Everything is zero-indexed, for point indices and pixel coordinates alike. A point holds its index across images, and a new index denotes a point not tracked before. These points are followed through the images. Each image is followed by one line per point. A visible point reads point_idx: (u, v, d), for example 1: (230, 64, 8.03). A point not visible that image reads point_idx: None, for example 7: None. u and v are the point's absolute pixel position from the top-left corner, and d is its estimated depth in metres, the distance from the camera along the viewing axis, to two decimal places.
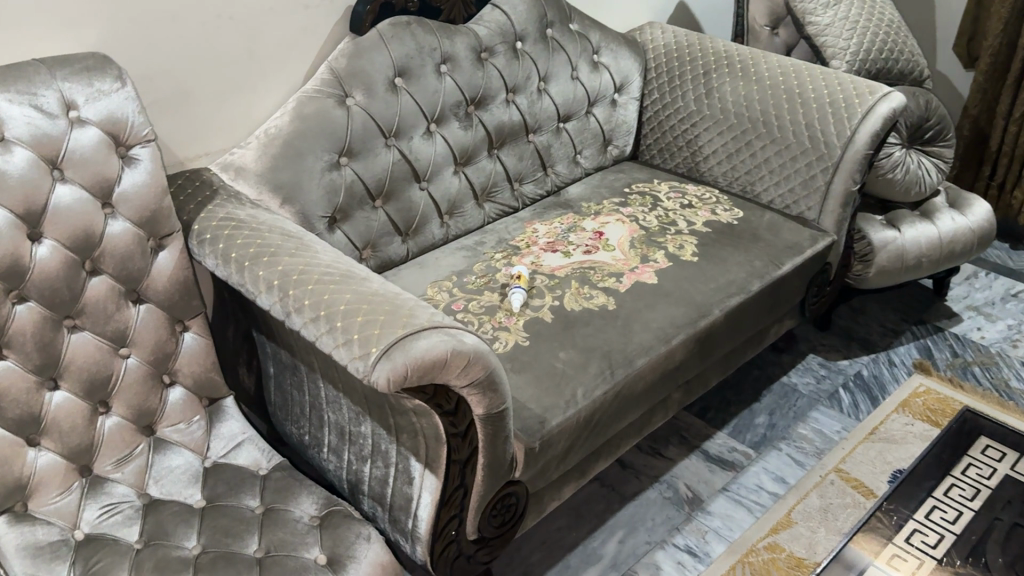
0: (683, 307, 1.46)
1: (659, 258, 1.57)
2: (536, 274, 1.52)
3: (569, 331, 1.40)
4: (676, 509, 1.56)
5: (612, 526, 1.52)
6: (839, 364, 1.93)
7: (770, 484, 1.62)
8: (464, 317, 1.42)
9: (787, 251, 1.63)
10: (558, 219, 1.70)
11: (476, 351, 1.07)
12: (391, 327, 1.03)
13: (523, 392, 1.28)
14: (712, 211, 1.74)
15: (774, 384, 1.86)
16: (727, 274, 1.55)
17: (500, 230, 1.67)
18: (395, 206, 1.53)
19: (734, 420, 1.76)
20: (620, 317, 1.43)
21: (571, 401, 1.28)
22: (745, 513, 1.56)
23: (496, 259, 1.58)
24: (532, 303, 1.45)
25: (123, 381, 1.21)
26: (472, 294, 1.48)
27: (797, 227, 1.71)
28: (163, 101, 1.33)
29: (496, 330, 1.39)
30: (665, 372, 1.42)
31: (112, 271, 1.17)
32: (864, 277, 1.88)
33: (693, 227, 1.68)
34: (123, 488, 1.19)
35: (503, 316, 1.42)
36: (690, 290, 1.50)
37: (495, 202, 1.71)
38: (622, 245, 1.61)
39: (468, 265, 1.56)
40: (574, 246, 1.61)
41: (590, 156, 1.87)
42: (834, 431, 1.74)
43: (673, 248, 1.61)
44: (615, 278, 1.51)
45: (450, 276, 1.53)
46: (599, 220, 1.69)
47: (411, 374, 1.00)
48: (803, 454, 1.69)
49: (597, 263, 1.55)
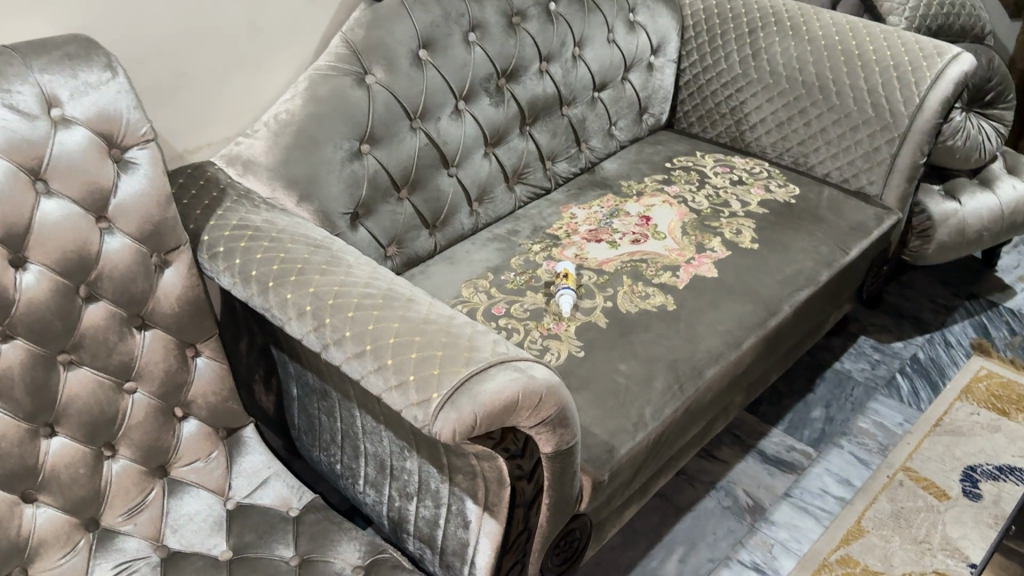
0: (750, 304, 1.32)
1: (717, 247, 1.42)
2: (582, 269, 1.37)
3: (627, 337, 1.25)
4: (737, 520, 1.44)
5: (670, 542, 1.40)
6: (892, 346, 1.80)
7: (834, 487, 1.50)
8: (507, 324, 1.26)
9: (853, 233, 1.49)
10: (598, 201, 1.54)
11: (547, 386, 0.92)
12: (452, 365, 0.87)
13: (585, 414, 1.13)
14: (765, 188, 1.58)
15: (826, 372, 1.73)
16: (791, 263, 1.40)
17: (534, 216, 1.51)
18: (422, 196, 1.37)
19: (789, 414, 1.63)
20: (683, 319, 1.28)
21: (640, 423, 1.13)
22: (812, 522, 1.44)
23: (535, 251, 1.42)
24: (583, 305, 1.30)
25: (130, 419, 1.04)
26: (514, 294, 1.32)
27: (859, 204, 1.56)
28: (157, 87, 1.14)
29: (546, 338, 1.24)
30: (731, 379, 1.28)
31: (111, 296, 1.00)
32: (922, 253, 1.74)
33: (749, 209, 1.52)
34: (137, 542, 1.04)
35: (552, 322, 1.26)
36: (754, 284, 1.35)
37: (527, 184, 1.54)
38: (673, 232, 1.45)
39: (505, 260, 1.40)
40: (620, 235, 1.45)
41: (625, 127, 1.71)
42: (896, 424, 1.62)
43: (730, 234, 1.45)
44: (671, 273, 1.36)
45: (486, 273, 1.37)
46: (643, 202, 1.53)
47: (480, 422, 0.85)
48: (866, 452, 1.56)
49: (649, 255, 1.40)
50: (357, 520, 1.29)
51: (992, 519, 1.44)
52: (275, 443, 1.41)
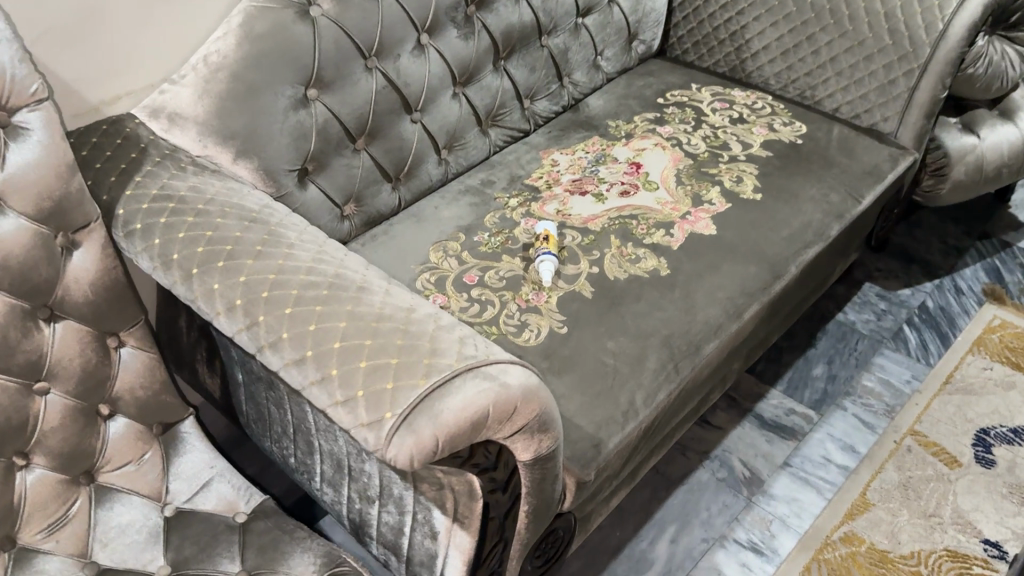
0: (753, 267, 1.17)
1: (716, 200, 1.27)
2: (565, 228, 1.22)
3: (616, 308, 1.11)
4: (733, 494, 1.33)
5: (661, 521, 1.30)
6: (899, 294, 1.67)
7: (837, 454, 1.39)
8: (480, 295, 1.13)
9: (865, 178, 1.33)
10: (582, 146, 1.38)
11: (523, 392, 0.78)
12: (410, 376, 0.72)
13: (569, 402, 1.00)
14: (769, 127, 1.42)
15: (828, 324, 1.60)
16: (797, 216, 1.26)
17: (511, 163, 1.36)
18: (381, 146, 1.20)
19: (789, 372, 1.52)
20: (679, 286, 1.14)
21: (630, 412, 1.00)
22: (814, 494, 1.33)
23: (511, 207, 1.27)
24: (566, 272, 1.15)
25: (45, 425, 0.89)
26: (487, 260, 1.17)
27: (872, 145, 1.40)
28: (59, 27, 0.96)
29: (524, 312, 1.10)
30: (731, 351, 1.15)
31: (8, 287, 0.83)
32: (937, 194, 1.61)
33: (750, 151, 1.36)
34: (59, 561, 0.91)
35: (531, 292, 1.12)
36: (757, 242, 1.21)
37: (502, 126, 1.38)
38: (666, 182, 1.29)
39: (478, 218, 1.25)
40: (607, 185, 1.29)
41: (613, 57, 1.53)
42: (903, 381, 1.50)
43: (729, 182, 1.30)
44: (665, 231, 1.21)
45: (457, 234, 1.22)
46: (633, 146, 1.37)
47: (443, 447, 0.71)
48: (872, 414, 1.45)
49: (640, 209, 1.24)
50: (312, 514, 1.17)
51: (1006, 488, 1.34)
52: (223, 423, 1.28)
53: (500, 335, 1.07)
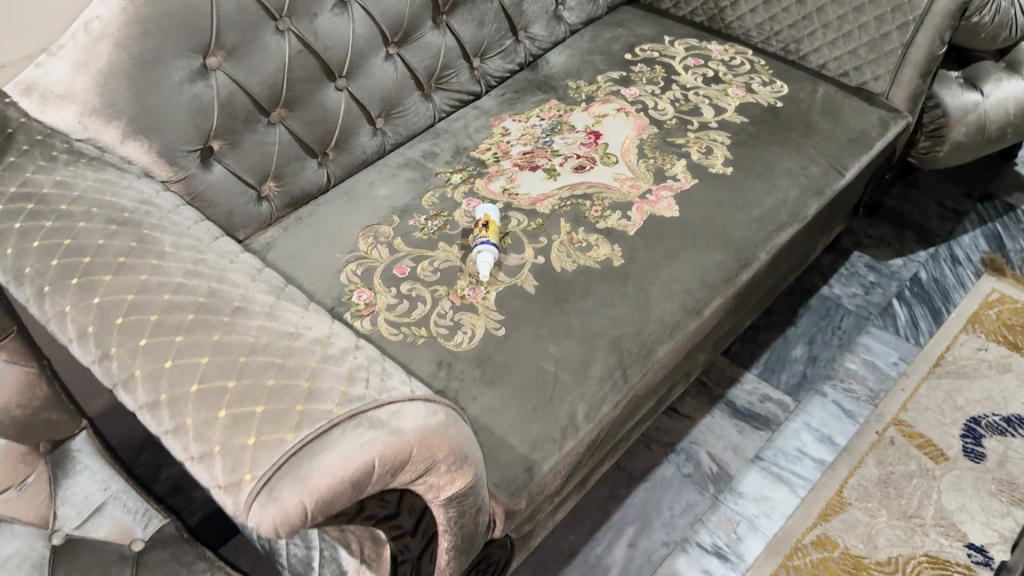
0: (717, 254, 1.05)
1: (681, 176, 1.14)
2: (510, 210, 1.09)
3: (559, 304, 0.99)
4: (699, 491, 1.23)
5: (619, 522, 1.20)
6: (890, 264, 1.54)
7: (813, 447, 1.28)
8: (410, 289, 1.01)
9: (850, 148, 1.20)
10: (536, 112, 1.25)
11: (422, 436, 0.66)
12: (276, 430, 0.61)
13: (501, 418, 0.89)
14: (746, 87, 1.28)
15: (811, 298, 1.49)
16: (771, 193, 1.13)
17: (457, 131, 1.23)
18: (302, 118, 1.07)
19: (766, 353, 1.40)
20: (633, 279, 1.02)
21: (569, 428, 0.89)
22: (786, 492, 1.23)
23: (453, 184, 1.14)
24: (507, 261, 1.03)
25: None
26: (422, 247, 1.05)
27: (859, 107, 1.26)
28: None
29: (458, 310, 0.98)
30: (691, 349, 1.04)
31: None
32: (934, 157, 1.47)
33: (723, 117, 1.22)
34: None
35: (467, 287, 1.01)
36: (723, 225, 1.08)
37: (448, 89, 1.25)
38: (626, 155, 1.16)
39: (416, 197, 1.12)
40: (560, 158, 1.16)
41: (576, 7, 1.39)
42: (889, 363, 1.39)
43: (697, 153, 1.17)
44: (622, 213, 1.08)
45: (391, 216, 1.10)
46: (593, 112, 1.24)
47: (314, 513, 0.60)
48: (854, 401, 1.34)
49: (595, 187, 1.12)
50: (214, 540, 1.10)
51: (995, 485, 1.23)
52: (125, 428, 1.18)
53: (429, 338, 0.96)
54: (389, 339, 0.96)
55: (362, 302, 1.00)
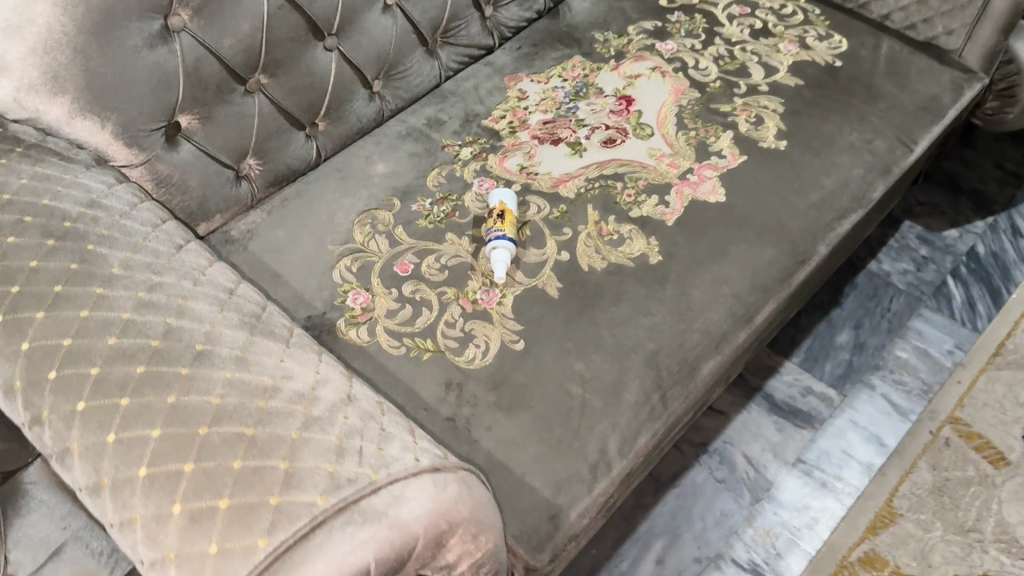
0: (769, 250, 0.91)
1: (727, 152, 0.98)
2: (529, 193, 0.94)
3: (587, 312, 0.85)
4: (734, 499, 1.11)
5: (646, 535, 1.08)
6: (944, 236, 1.40)
7: (860, 448, 1.16)
8: (413, 291, 0.87)
9: (919, 117, 1.04)
10: (558, 71, 1.08)
11: (431, 523, 0.52)
12: (245, 535, 0.48)
13: (520, 454, 0.76)
14: (800, 42, 1.11)
15: (857, 275, 1.34)
16: (830, 173, 0.97)
17: (466, 94, 1.07)
18: (286, 85, 0.91)
19: (807, 339, 1.27)
20: (672, 280, 0.88)
21: (600, 466, 0.76)
22: (830, 501, 1.11)
23: (463, 160, 0.98)
24: (525, 258, 0.89)
25: None
26: (426, 239, 0.91)
27: (930, 68, 1.09)
28: None
29: (469, 318, 0.85)
30: (737, 359, 0.90)
31: None
32: (1002, 119, 1.30)
33: (773, 79, 1.06)
34: None
35: (479, 289, 0.86)
36: (776, 213, 0.93)
37: (457, 44, 1.08)
38: (663, 126, 1.01)
39: (419, 176, 0.97)
40: (587, 130, 1.00)
41: None
42: (943, 351, 1.26)
43: (745, 124, 1.01)
44: (659, 199, 0.94)
45: (391, 199, 0.95)
46: (623, 72, 1.07)
47: None
48: (905, 395, 1.21)
49: (627, 166, 0.96)
50: None
51: None
52: None
53: (436, 352, 0.83)
54: (389, 353, 0.83)
55: (358, 307, 0.86)
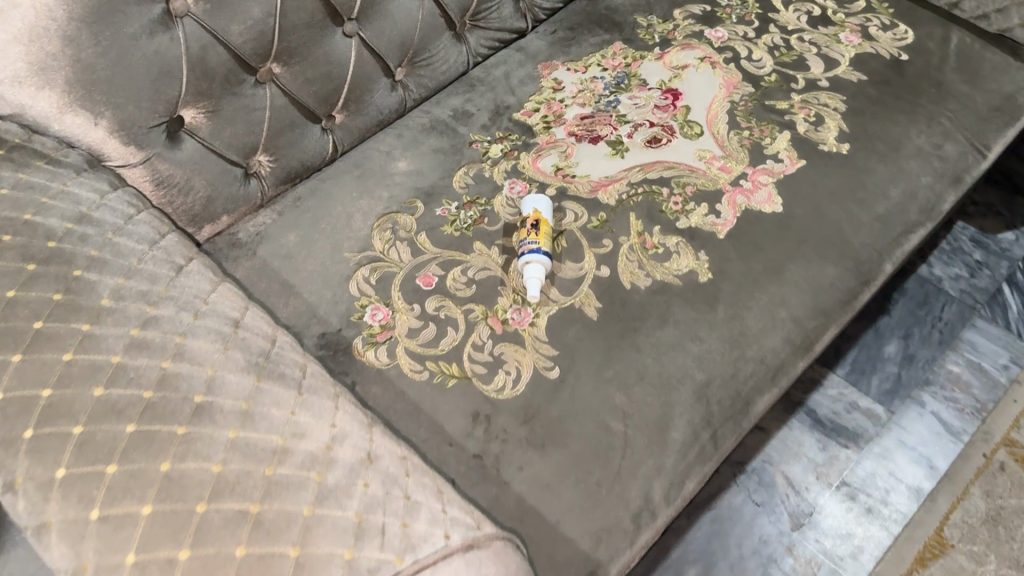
0: (830, 268, 0.82)
1: (783, 156, 0.89)
2: (566, 198, 0.86)
3: (629, 336, 0.77)
4: (773, 525, 1.04)
5: (679, 562, 1.01)
6: (999, 239, 1.31)
7: (908, 471, 1.08)
8: (437, 306, 0.79)
9: (993, 119, 0.94)
10: (597, 59, 0.99)
11: None
12: None
13: (556, 499, 0.69)
14: (862, 32, 1.02)
15: (906, 280, 1.26)
16: (897, 182, 0.88)
17: (496, 83, 0.98)
18: (301, 75, 0.83)
19: (852, 349, 1.19)
20: (724, 302, 0.79)
21: (644, 515, 0.69)
22: (876, 528, 1.04)
23: (492, 158, 0.90)
24: (561, 272, 0.81)
25: None
26: (452, 248, 0.83)
27: (1004, 63, 1.00)
28: None
29: (498, 340, 0.77)
30: None
31: None
32: None
33: (834, 73, 0.97)
34: None
35: (510, 307, 0.79)
36: (838, 227, 0.85)
37: (488, 27, 0.99)
38: (713, 124, 0.92)
39: (445, 175, 0.89)
40: (629, 126, 0.92)
41: None
42: (998, 366, 1.17)
43: (803, 123, 0.92)
44: (709, 207, 0.85)
45: (414, 201, 0.87)
46: (669, 62, 0.98)
47: None
48: (956, 414, 1.13)
49: (674, 169, 0.88)
50: None
51: None
52: None
53: (462, 379, 0.75)
54: (411, 378, 0.75)
55: (376, 325, 0.78)
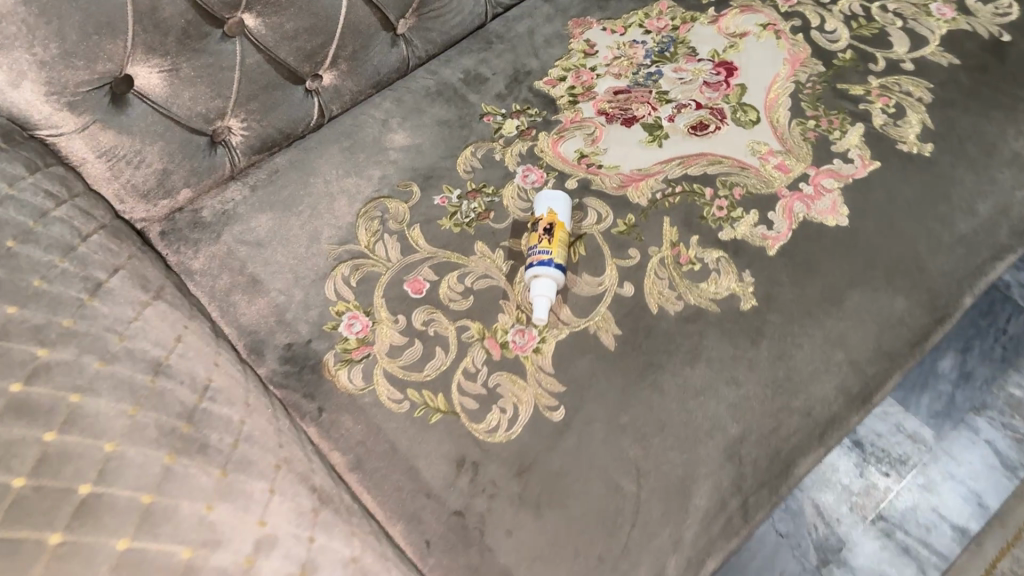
0: (899, 301, 0.68)
1: (854, 155, 0.74)
2: (589, 193, 0.72)
3: (650, 374, 0.65)
4: (797, 562, 0.93)
5: None
6: None
7: (954, 508, 0.96)
8: (426, 321, 0.67)
9: None
10: (638, 18, 0.85)
11: None
12: None
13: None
14: (958, 5, 0.86)
15: None
16: (988, 196, 0.74)
17: (518, 42, 0.83)
18: (280, 29, 0.69)
19: None
20: (768, 337, 0.66)
21: None
22: (913, 572, 0.93)
23: (506, 136, 0.76)
24: (576, 287, 0.68)
25: None
26: (449, 248, 0.70)
27: None
28: None
29: (494, 368, 0.65)
30: None
31: None
32: None
33: (922, 53, 0.81)
34: None
35: (512, 328, 0.66)
36: (913, 249, 0.71)
37: None
38: (772, 110, 0.77)
39: (448, 155, 0.75)
40: (672, 106, 0.77)
41: None
42: None
43: (880, 115, 0.77)
44: (760, 216, 0.71)
45: (408, 185, 0.74)
46: (724, 28, 0.84)
47: None
48: (1014, 445, 1.00)
49: (720, 165, 0.73)
50: None
51: None
52: None
53: (448, 415, 0.63)
54: (388, 407, 0.63)
55: (353, 338, 0.66)
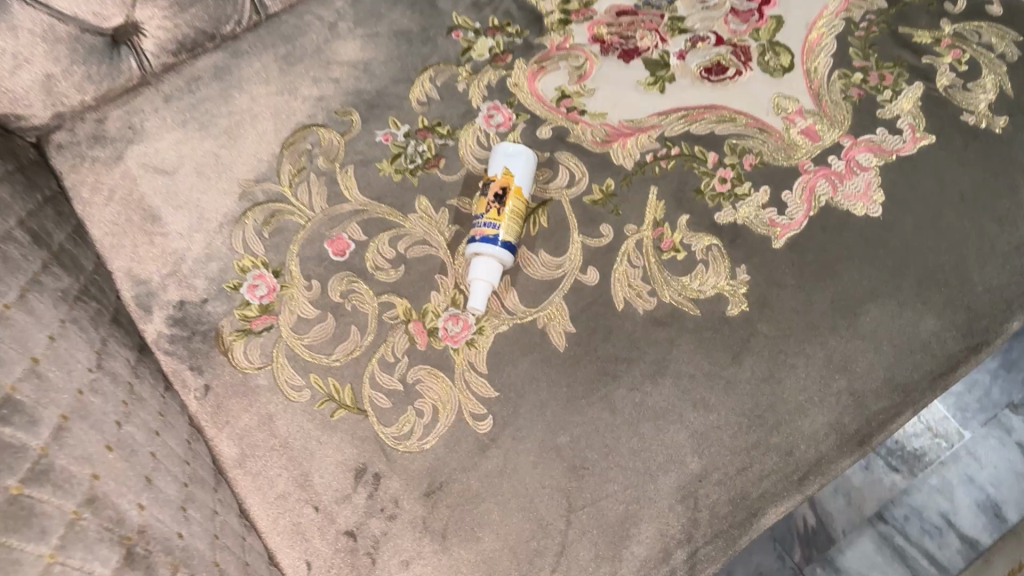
0: (927, 321, 0.55)
1: (904, 124, 0.60)
2: (562, 148, 0.59)
3: (602, 387, 0.53)
4: None
5: None
6: None
7: (966, 516, 0.78)
8: (344, 291, 0.56)
9: None
10: None
11: None
12: None
13: None
14: None
15: None
16: None
17: None
18: None
19: None
20: (755, 353, 0.54)
21: None
22: None
23: (475, 61, 0.63)
24: (527, 267, 0.56)
25: None
26: (385, 201, 0.58)
27: None
28: None
29: (416, 360, 0.54)
30: None
31: None
32: None
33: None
34: None
35: (445, 311, 0.55)
36: (957, 254, 0.56)
37: None
38: (811, 56, 0.62)
39: (402, 78, 0.62)
40: (685, 39, 0.63)
41: None
42: None
43: (947, 73, 0.62)
44: (771, 195, 0.58)
45: (348, 114, 0.61)
46: None
47: None
48: None
49: (732, 123, 0.60)
50: None
51: None
52: None
53: (354, 412, 0.53)
54: (286, 396, 0.53)
55: (255, 304, 0.55)
